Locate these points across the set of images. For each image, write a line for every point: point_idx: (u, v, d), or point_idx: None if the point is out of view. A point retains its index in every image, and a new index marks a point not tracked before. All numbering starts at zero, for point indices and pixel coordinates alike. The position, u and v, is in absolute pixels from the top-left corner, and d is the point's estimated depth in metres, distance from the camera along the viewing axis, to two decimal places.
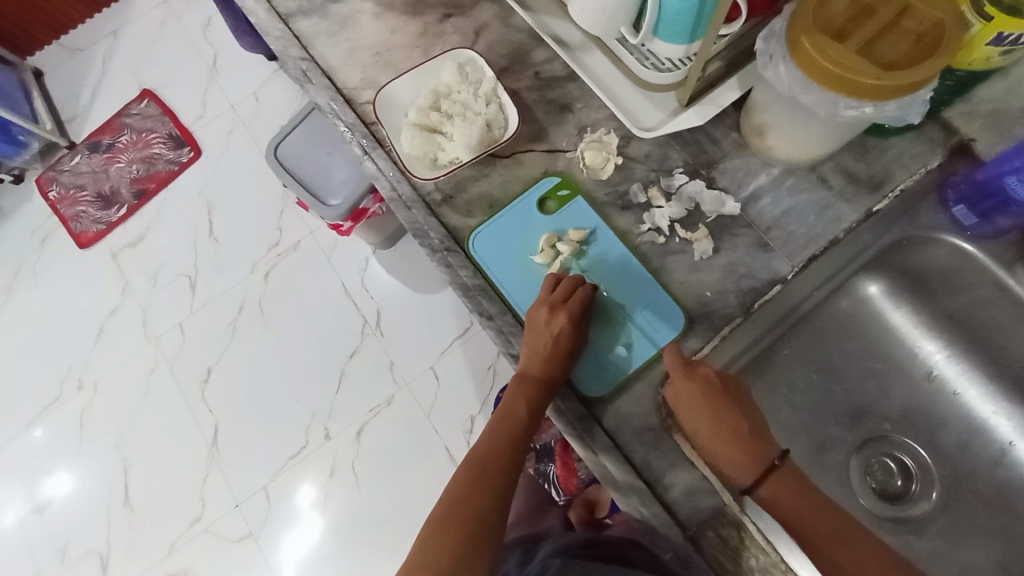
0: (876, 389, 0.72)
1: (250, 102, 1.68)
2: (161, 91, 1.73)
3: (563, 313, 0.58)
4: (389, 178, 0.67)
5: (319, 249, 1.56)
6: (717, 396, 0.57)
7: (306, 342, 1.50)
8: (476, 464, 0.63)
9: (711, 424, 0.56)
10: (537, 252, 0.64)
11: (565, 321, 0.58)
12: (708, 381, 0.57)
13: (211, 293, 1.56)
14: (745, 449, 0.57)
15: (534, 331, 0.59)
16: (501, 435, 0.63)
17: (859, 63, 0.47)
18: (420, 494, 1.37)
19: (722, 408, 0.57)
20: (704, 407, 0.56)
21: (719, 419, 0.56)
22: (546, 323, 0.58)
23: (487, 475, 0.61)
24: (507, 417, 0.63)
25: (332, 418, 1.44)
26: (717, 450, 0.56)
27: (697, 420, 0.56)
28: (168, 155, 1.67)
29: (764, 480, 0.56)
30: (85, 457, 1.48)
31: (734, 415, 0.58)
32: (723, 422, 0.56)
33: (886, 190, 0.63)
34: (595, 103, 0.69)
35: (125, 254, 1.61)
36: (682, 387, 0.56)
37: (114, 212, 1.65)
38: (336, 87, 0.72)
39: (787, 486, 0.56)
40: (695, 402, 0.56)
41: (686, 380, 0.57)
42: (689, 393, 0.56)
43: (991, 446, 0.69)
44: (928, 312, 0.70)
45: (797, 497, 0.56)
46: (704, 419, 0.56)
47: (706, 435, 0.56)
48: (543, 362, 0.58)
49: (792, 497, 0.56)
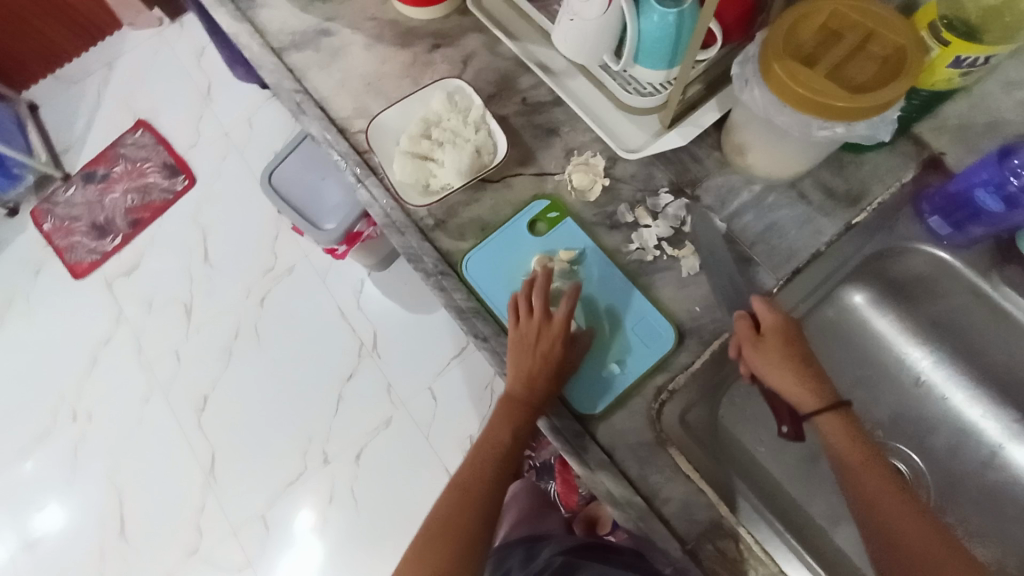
0: (865, 397, 0.72)
1: (243, 129, 1.71)
2: (155, 121, 1.75)
3: (552, 331, 0.59)
4: (383, 204, 0.68)
5: (314, 271, 1.57)
6: (797, 339, 0.58)
7: (303, 365, 1.50)
8: (466, 481, 0.66)
9: (791, 359, 0.57)
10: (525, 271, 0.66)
11: (554, 342, 0.59)
12: (784, 336, 0.58)
13: (207, 319, 1.56)
14: (815, 387, 0.57)
15: (522, 349, 0.60)
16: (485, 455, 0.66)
17: (828, 88, 0.49)
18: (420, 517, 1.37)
19: (796, 351, 0.57)
20: (777, 362, 0.57)
21: (796, 356, 0.57)
22: (536, 343, 0.59)
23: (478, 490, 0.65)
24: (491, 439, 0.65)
25: (330, 442, 1.44)
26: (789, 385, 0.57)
27: (773, 359, 0.57)
28: (162, 184, 1.69)
29: (828, 414, 0.56)
30: (79, 489, 1.46)
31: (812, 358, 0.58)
32: (804, 364, 0.57)
33: (864, 203, 0.65)
34: (581, 126, 0.71)
35: (120, 283, 1.61)
36: (773, 323, 0.58)
37: (109, 241, 1.65)
38: (329, 117, 0.74)
39: (846, 425, 0.56)
40: (783, 341, 0.57)
41: (777, 322, 0.58)
42: (764, 352, 0.57)
43: (980, 449, 0.71)
44: (912, 319, 0.72)
45: (853, 438, 0.56)
46: (788, 359, 0.57)
47: (779, 369, 0.57)
48: (528, 382, 0.59)
49: (853, 437, 0.56)
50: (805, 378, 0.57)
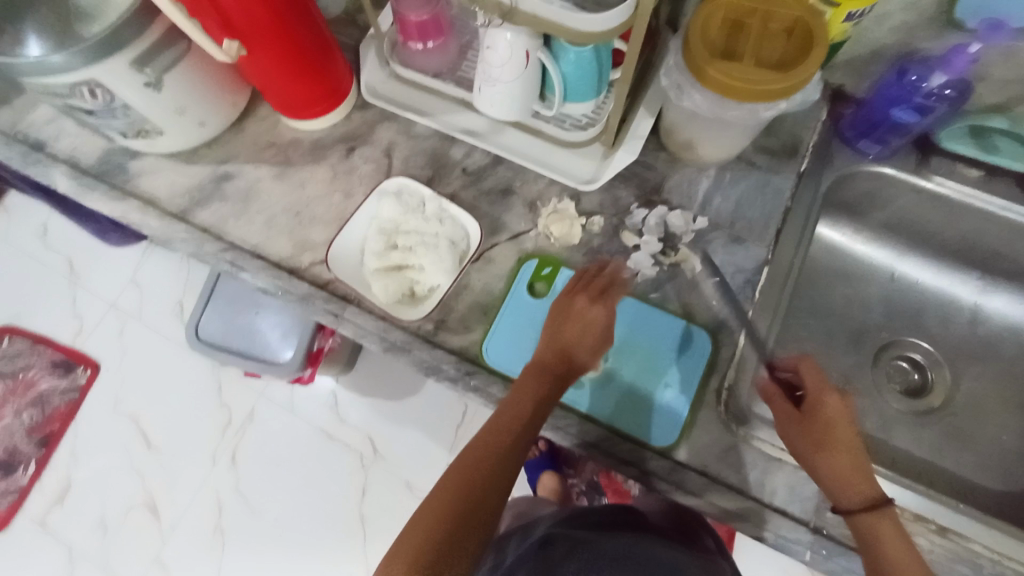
0: (862, 308, 0.80)
1: (131, 289, 1.51)
2: (20, 322, 1.50)
3: (592, 300, 0.60)
4: (374, 330, 0.63)
5: (278, 404, 1.43)
6: (837, 423, 0.55)
7: (308, 505, 1.36)
8: (458, 482, 0.52)
9: (829, 439, 0.54)
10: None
11: (600, 313, 0.59)
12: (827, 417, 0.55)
13: (179, 507, 1.37)
14: (858, 476, 0.53)
15: (559, 315, 0.60)
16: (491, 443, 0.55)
17: (764, 75, 0.52)
18: None
19: (832, 429, 0.55)
20: (823, 440, 0.54)
21: (834, 436, 0.54)
22: (579, 312, 0.59)
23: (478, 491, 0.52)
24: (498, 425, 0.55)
25: (372, 567, 1.32)
26: (820, 460, 0.54)
27: (801, 431, 0.55)
28: (60, 385, 1.45)
29: (863, 503, 0.52)
30: None
31: (856, 443, 0.55)
32: (852, 448, 0.54)
33: (803, 150, 0.70)
34: (530, 175, 0.70)
35: (55, 516, 1.37)
36: (815, 398, 0.56)
37: (22, 475, 1.39)
38: (271, 263, 0.67)
39: (884, 520, 0.52)
40: (822, 417, 0.55)
41: (823, 396, 0.56)
42: (810, 429, 0.55)
43: (964, 311, 0.79)
44: (866, 228, 0.79)
45: (892, 538, 0.51)
46: (822, 439, 0.54)
47: (813, 445, 0.54)
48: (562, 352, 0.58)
49: (892, 539, 0.51)
50: (842, 464, 0.53)
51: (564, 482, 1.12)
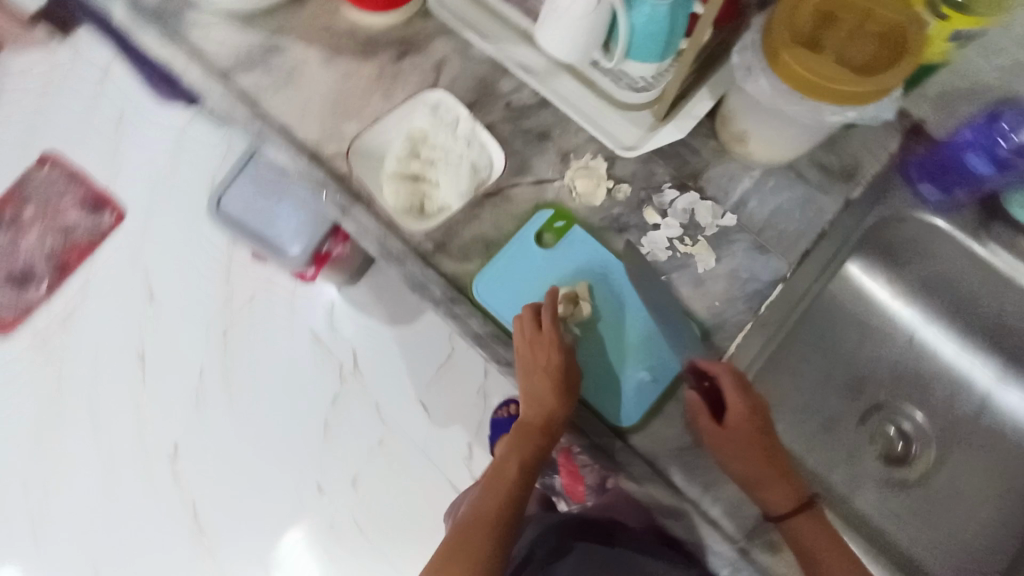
0: (869, 357, 0.77)
1: (171, 151, 1.55)
2: (64, 152, 1.55)
3: (550, 339, 0.58)
4: (375, 233, 0.63)
5: (279, 298, 1.46)
6: (758, 434, 0.57)
7: (281, 399, 1.41)
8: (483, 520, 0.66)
9: (759, 456, 0.57)
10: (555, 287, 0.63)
11: (553, 355, 0.58)
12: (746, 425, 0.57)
13: (166, 364, 1.43)
14: (785, 485, 0.57)
15: (526, 363, 0.59)
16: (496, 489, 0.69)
17: (840, 73, 0.48)
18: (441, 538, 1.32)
19: (758, 444, 0.57)
20: (748, 450, 0.56)
21: (761, 451, 0.57)
22: (540, 358, 0.58)
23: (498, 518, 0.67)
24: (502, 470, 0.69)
25: (323, 472, 1.37)
26: (757, 482, 0.56)
27: (737, 453, 0.56)
28: (87, 221, 1.51)
29: (798, 514, 0.56)
30: (58, 560, 1.34)
31: (774, 451, 0.58)
32: (765, 451, 0.57)
33: (860, 177, 0.66)
34: (572, 127, 0.68)
35: (57, 338, 1.44)
36: (740, 414, 0.57)
37: (33, 292, 1.47)
38: (296, 143, 0.67)
39: (816, 522, 0.56)
40: (747, 433, 0.57)
41: (744, 409, 0.57)
42: (737, 445, 0.56)
43: (973, 395, 0.76)
44: (901, 282, 0.76)
45: (822, 536, 0.56)
46: (753, 455, 0.56)
47: (751, 468, 0.56)
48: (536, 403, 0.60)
49: (814, 532, 0.56)
50: (773, 478, 0.57)
51: None
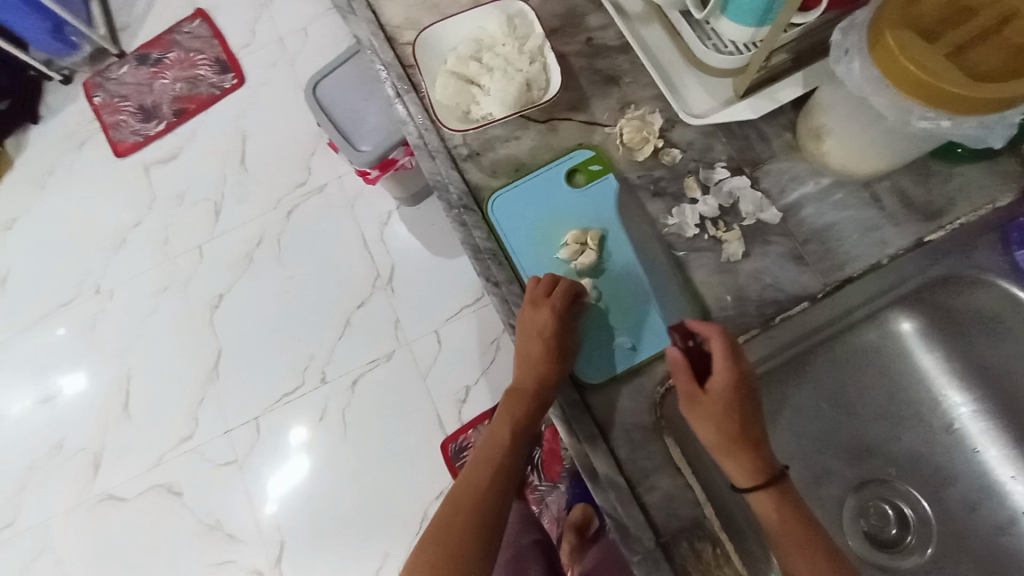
0: (886, 430, 0.65)
1: (299, 37, 1.66)
2: (214, 14, 1.71)
3: (546, 309, 0.56)
4: (418, 124, 0.65)
5: (344, 196, 1.52)
6: (743, 405, 0.51)
7: (315, 286, 1.47)
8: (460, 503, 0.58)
9: (737, 427, 0.51)
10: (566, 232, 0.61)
11: (549, 319, 0.56)
12: (724, 387, 0.50)
13: (233, 222, 1.54)
14: (759, 461, 0.51)
15: (522, 328, 0.57)
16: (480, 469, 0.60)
17: (943, 68, 0.41)
18: (415, 465, 1.34)
19: (738, 415, 0.51)
20: (719, 412, 0.50)
21: (740, 424, 0.51)
22: (532, 322, 0.57)
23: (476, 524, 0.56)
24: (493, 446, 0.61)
25: (330, 363, 1.41)
26: (726, 449, 0.51)
27: (710, 418, 0.51)
28: (211, 79, 1.66)
29: (766, 491, 0.51)
30: (94, 357, 1.48)
31: (758, 423, 0.52)
32: (742, 418, 0.51)
33: (944, 220, 0.58)
34: (644, 80, 0.65)
35: (158, 169, 1.60)
36: (720, 382, 0.50)
37: (153, 126, 1.63)
38: (378, 23, 0.69)
39: (786, 505, 0.51)
40: (726, 401, 0.50)
41: (727, 378, 0.50)
42: (706, 405, 0.51)
43: (1002, 511, 0.62)
44: (960, 362, 0.64)
45: (790, 521, 0.50)
46: (728, 426, 0.51)
47: (722, 436, 0.51)
48: (528, 369, 0.57)
49: (776, 511, 0.50)
50: (748, 450, 0.51)
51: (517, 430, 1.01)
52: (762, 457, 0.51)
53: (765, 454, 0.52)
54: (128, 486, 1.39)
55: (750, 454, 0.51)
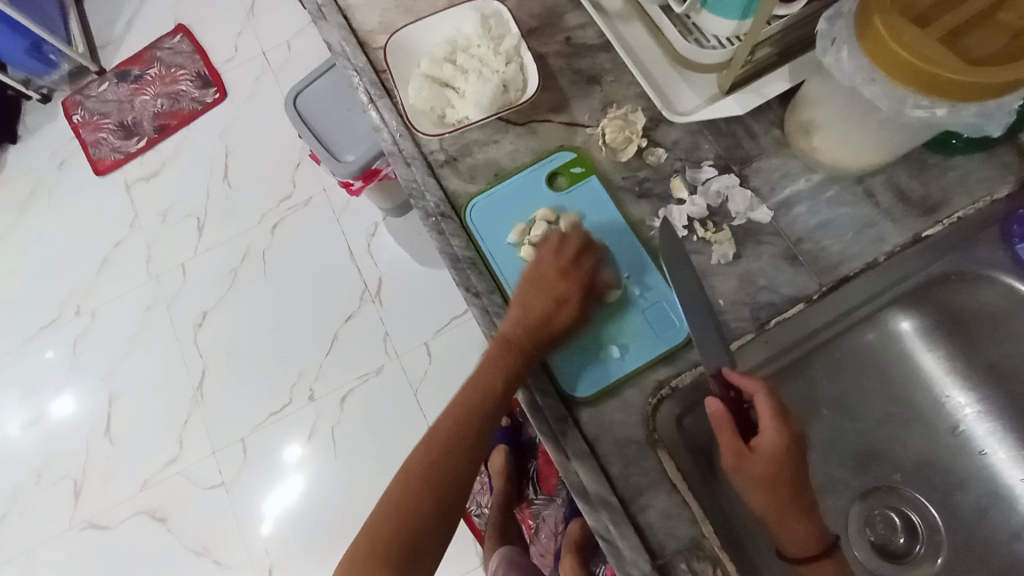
0: (891, 436, 0.62)
1: (282, 50, 1.63)
2: (195, 28, 1.69)
3: (571, 280, 0.55)
4: (393, 131, 0.62)
5: (331, 208, 1.50)
6: (792, 465, 0.49)
7: (302, 300, 1.43)
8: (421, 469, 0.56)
9: (788, 490, 0.49)
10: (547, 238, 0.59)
11: (575, 290, 0.55)
12: (774, 453, 0.48)
13: (218, 237, 1.50)
14: (810, 526, 0.50)
15: (538, 285, 0.55)
16: (447, 435, 0.58)
17: (937, 53, 0.39)
18: None
19: (790, 477, 0.49)
20: (771, 481, 0.48)
21: (790, 489, 0.49)
22: (554, 283, 0.55)
23: (427, 489, 0.55)
24: (474, 406, 0.57)
25: (319, 379, 1.37)
26: (778, 519, 0.49)
27: (758, 485, 0.49)
28: (193, 93, 1.63)
29: (817, 561, 0.50)
30: (77, 380, 1.43)
31: (806, 486, 0.50)
32: (791, 487, 0.49)
33: (941, 215, 0.56)
34: (626, 79, 0.62)
35: (140, 186, 1.57)
36: (769, 443, 0.48)
37: (134, 144, 1.60)
38: (351, 28, 0.66)
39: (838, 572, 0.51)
40: (778, 464, 0.48)
41: (777, 438, 0.48)
42: (757, 474, 0.48)
43: (1015, 518, 0.59)
44: (964, 360, 0.62)
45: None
46: (779, 490, 0.49)
47: (774, 500, 0.49)
48: (536, 328, 0.54)
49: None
50: (798, 511, 0.49)
51: (510, 458, 0.99)
52: (814, 525, 0.50)
53: (816, 521, 0.50)
54: (113, 512, 1.34)
55: (802, 522, 0.50)
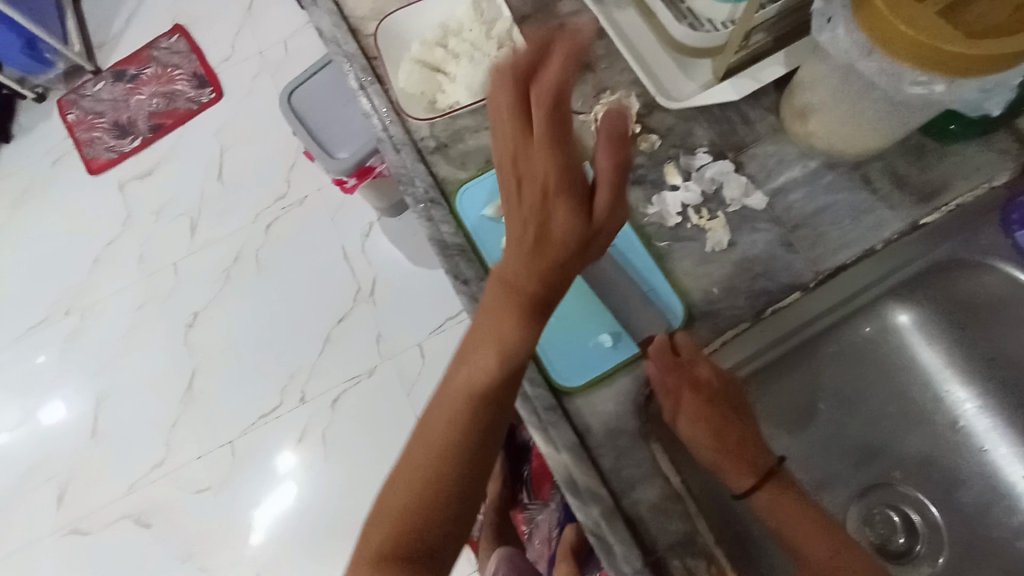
0: (891, 431, 0.61)
1: (279, 50, 1.63)
2: (192, 28, 1.69)
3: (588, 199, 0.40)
4: (382, 116, 0.61)
5: (325, 208, 1.48)
6: (717, 390, 0.49)
7: (295, 300, 1.42)
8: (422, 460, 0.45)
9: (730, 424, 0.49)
10: None
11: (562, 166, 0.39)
12: (697, 378, 0.49)
13: (211, 236, 1.49)
14: (750, 455, 0.48)
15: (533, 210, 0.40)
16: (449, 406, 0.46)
17: (937, 27, 0.38)
18: None
19: (728, 408, 0.49)
20: (702, 407, 0.48)
21: (722, 415, 0.49)
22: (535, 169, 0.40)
23: (431, 502, 0.44)
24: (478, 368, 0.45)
25: (311, 381, 1.35)
26: (716, 449, 0.48)
27: (691, 414, 0.48)
28: (189, 93, 1.62)
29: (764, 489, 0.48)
30: (65, 382, 1.41)
31: (738, 414, 0.49)
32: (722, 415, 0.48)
33: (939, 202, 0.55)
34: (620, 65, 0.61)
35: (133, 185, 1.55)
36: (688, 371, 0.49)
37: (129, 143, 1.59)
38: (342, 14, 0.66)
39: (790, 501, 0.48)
40: (716, 396, 0.49)
41: (712, 371, 0.49)
42: (686, 401, 0.48)
43: (1016, 516, 0.58)
44: (965, 354, 0.60)
45: (801, 511, 0.47)
46: (710, 416, 0.48)
47: (716, 432, 0.48)
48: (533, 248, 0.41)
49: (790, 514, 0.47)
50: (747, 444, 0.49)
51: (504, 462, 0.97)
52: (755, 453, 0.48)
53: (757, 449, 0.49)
54: (97, 517, 1.31)
55: (741, 452, 0.48)
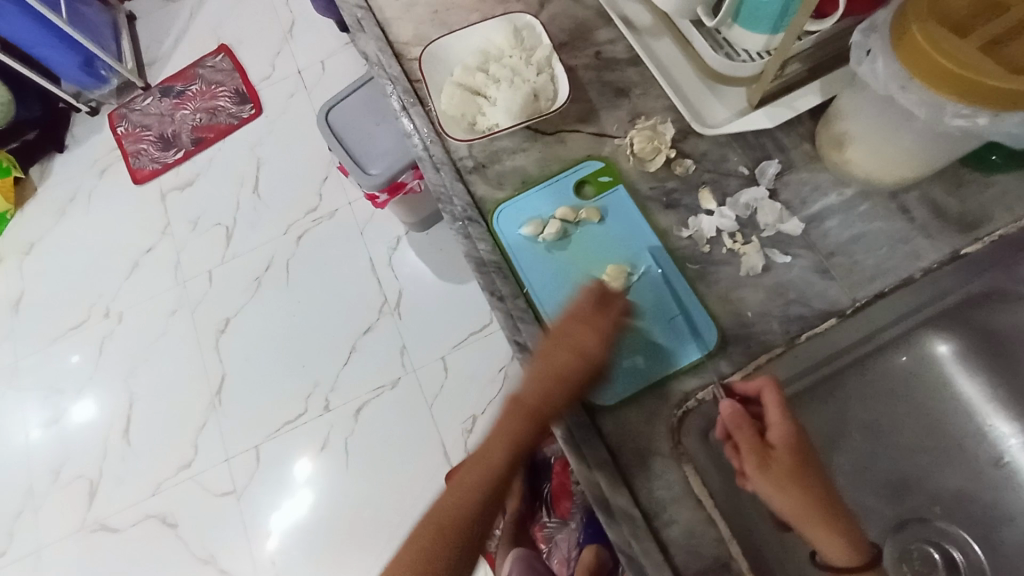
0: (928, 465, 0.59)
1: (316, 69, 1.70)
2: (236, 48, 1.77)
3: (603, 322, 0.52)
4: (423, 137, 0.63)
5: (355, 221, 1.52)
6: (808, 459, 0.48)
7: (323, 312, 1.45)
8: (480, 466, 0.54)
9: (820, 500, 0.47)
10: (579, 244, 0.58)
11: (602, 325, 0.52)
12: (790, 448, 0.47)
13: (245, 246, 1.54)
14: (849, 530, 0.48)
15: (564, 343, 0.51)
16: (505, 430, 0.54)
17: (976, 61, 0.39)
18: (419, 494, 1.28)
19: (815, 482, 0.47)
20: (795, 482, 0.47)
21: (817, 488, 0.47)
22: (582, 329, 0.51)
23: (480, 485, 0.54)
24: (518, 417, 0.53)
25: (334, 390, 1.37)
26: (812, 521, 0.47)
27: (783, 483, 0.47)
28: (230, 109, 1.70)
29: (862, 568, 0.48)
30: (100, 382, 1.46)
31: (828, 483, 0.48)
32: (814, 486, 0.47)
33: (981, 232, 0.54)
34: (655, 91, 0.63)
35: (175, 195, 1.62)
36: (780, 436, 0.48)
37: (172, 155, 1.67)
38: (387, 40, 0.69)
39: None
40: (800, 471, 0.47)
41: (790, 441, 0.47)
42: (779, 474, 0.47)
43: None
44: (1005, 387, 0.59)
45: None
46: (804, 487, 0.47)
47: (811, 506, 0.47)
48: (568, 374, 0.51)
49: None
50: (835, 517, 0.48)
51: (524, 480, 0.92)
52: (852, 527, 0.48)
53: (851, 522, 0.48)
54: (122, 515, 1.34)
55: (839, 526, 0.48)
